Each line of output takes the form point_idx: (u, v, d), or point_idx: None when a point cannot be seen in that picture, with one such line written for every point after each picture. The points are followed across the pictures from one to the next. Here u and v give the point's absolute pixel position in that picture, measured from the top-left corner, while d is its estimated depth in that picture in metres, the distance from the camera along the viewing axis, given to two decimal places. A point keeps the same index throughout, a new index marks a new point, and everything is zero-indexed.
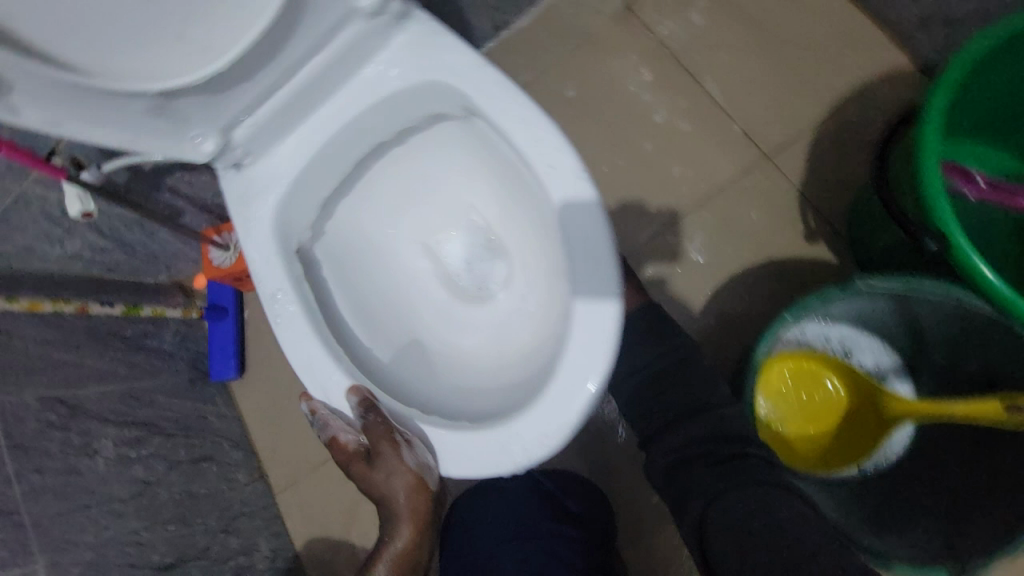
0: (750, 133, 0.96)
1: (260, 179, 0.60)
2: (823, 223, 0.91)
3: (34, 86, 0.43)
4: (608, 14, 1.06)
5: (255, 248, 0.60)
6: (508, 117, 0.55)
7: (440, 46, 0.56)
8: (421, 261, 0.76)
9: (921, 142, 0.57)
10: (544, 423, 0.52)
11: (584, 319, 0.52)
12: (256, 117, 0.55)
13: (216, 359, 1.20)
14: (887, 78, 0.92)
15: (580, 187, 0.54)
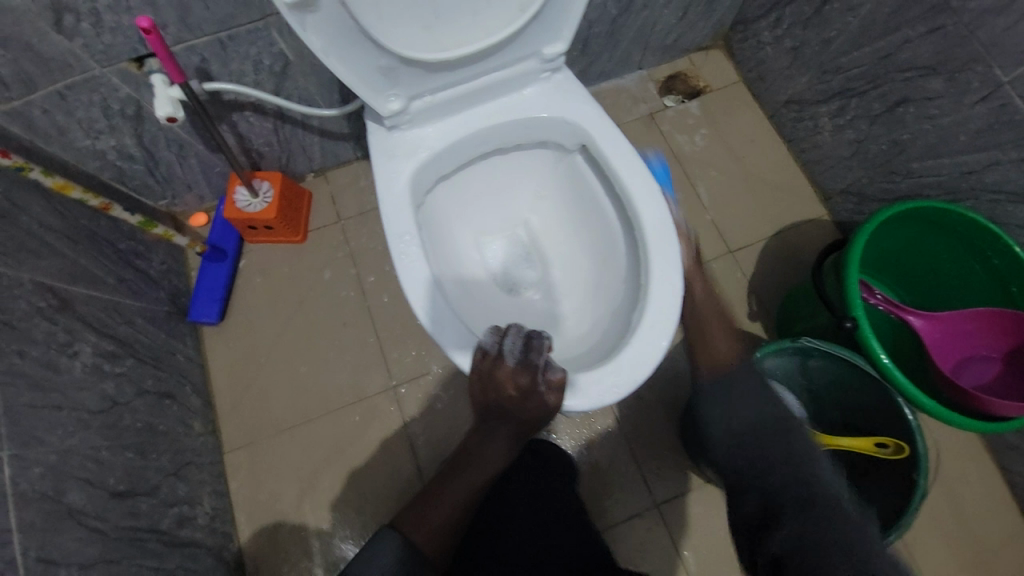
0: (722, 231, 1.27)
1: (412, 142, 0.71)
2: (761, 309, 1.22)
3: (327, 19, 0.55)
4: (635, 116, 1.37)
5: (388, 191, 0.70)
6: (618, 158, 0.75)
7: (579, 96, 0.75)
8: (475, 254, 0.91)
9: (848, 262, 0.88)
10: (613, 376, 0.67)
11: (653, 313, 0.69)
12: (435, 95, 0.69)
13: (199, 299, 1.15)
14: (818, 222, 1.27)
15: (662, 217, 0.73)
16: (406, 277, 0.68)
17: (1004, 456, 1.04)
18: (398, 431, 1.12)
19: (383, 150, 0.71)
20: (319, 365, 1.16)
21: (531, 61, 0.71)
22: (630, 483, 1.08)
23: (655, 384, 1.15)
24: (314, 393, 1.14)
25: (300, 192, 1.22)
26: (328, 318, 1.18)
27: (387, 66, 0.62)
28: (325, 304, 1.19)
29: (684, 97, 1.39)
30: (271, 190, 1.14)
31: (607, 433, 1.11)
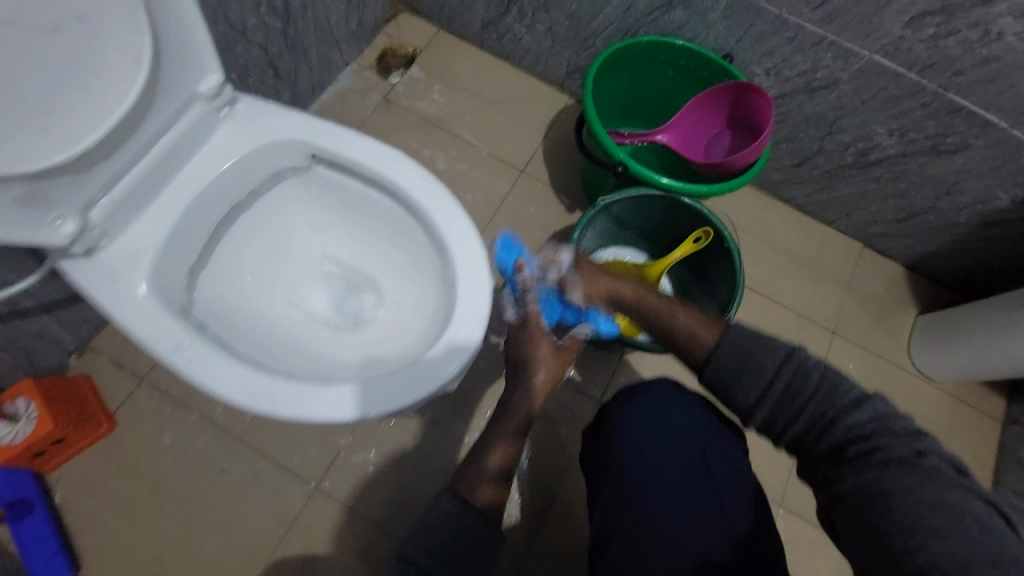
0: (505, 159, 1.35)
1: (126, 252, 0.61)
2: (574, 199, 1.33)
3: None
4: (372, 107, 1.36)
5: (134, 316, 0.60)
6: (347, 147, 0.73)
7: (273, 114, 0.71)
8: (293, 314, 0.84)
9: (590, 123, 1.00)
10: (461, 328, 0.67)
11: (461, 256, 0.71)
12: (113, 196, 0.60)
13: (34, 567, 0.91)
14: (569, 107, 1.41)
15: (415, 172, 0.73)
16: (220, 377, 0.60)
17: (779, 191, 1.30)
18: (352, 522, 1.02)
19: (98, 283, 0.60)
20: (227, 528, 1.00)
21: (195, 105, 0.65)
22: (568, 402, 1.15)
23: None
24: (241, 556, 0.98)
25: (72, 383, 1.00)
26: (203, 477, 1.02)
27: (23, 194, 0.52)
28: (189, 468, 1.02)
29: (403, 69, 1.41)
30: (33, 403, 0.91)
31: None
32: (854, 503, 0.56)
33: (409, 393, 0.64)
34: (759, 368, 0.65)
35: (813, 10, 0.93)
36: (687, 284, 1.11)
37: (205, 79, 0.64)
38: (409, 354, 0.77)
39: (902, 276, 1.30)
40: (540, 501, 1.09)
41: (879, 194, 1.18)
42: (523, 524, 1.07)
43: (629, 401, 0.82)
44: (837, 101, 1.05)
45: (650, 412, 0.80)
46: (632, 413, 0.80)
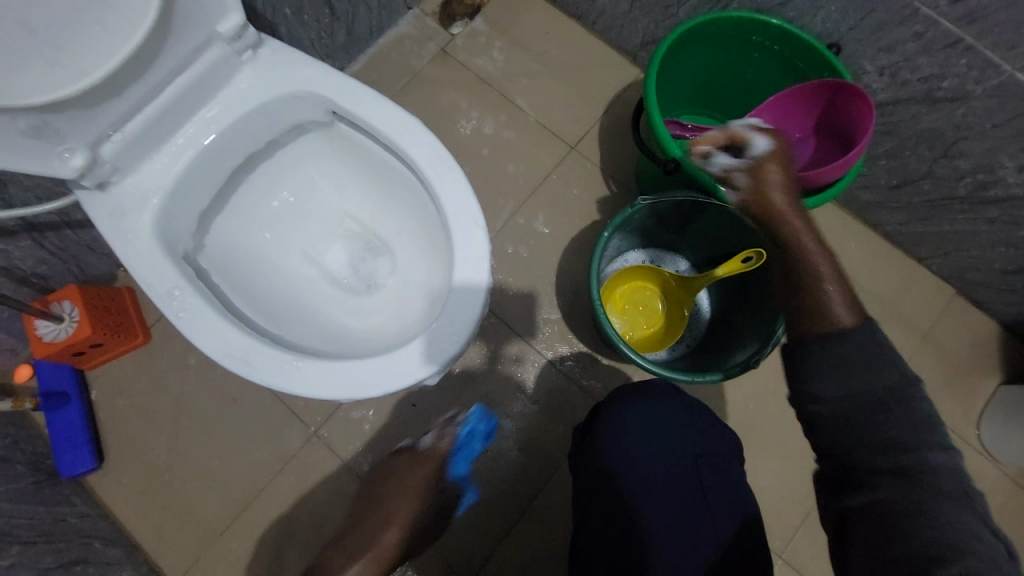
0: (556, 133, 1.25)
1: (135, 192, 0.62)
2: (622, 187, 1.22)
3: None
4: (427, 59, 1.29)
5: (135, 256, 0.61)
6: (368, 108, 0.68)
7: (297, 64, 0.67)
8: (305, 269, 0.83)
9: (649, 108, 0.88)
10: (450, 323, 0.62)
11: (463, 243, 0.65)
12: (125, 134, 0.59)
13: (64, 452, 1.03)
14: (637, 84, 1.27)
15: (431, 144, 0.68)
16: (217, 330, 0.60)
17: (866, 213, 1.12)
18: (341, 471, 1.07)
19: (106, 218, 0.62)
20: (231, 452, 1.07)
21: (215, 46, 0.62)
22: (574, 401, 1.12)
23: (559, 302, 1.15)
24: (238, 478, 1.06)
25: (116, 294, 1.08)
26: (217, 402, 1.09)
27: (32, 125, 0.52)
28: (206, 392, 1.09)
29: (467, 19, 1.31)
30: (76, 308, 0.99)
31: (536, 368, 1.13)
32: (879, 517, 0.49)
33: (382, 383, 0.61)
34: (846, 360, 0.54)
35: (953, 2, 0.74)
36: (726, 308, 0.99)
37: (225, 19, 0.61)
38: (406, 334, 0.74)
39: (994, 335, 1.11)
40: (525, 491, 1.07)
41: (990, 237, 0.98)
42: (503, 509, 1.06)
43: (627, 410, 0.75)
44: (961, 119, 0.85)
45: (636, 422, 0.74)
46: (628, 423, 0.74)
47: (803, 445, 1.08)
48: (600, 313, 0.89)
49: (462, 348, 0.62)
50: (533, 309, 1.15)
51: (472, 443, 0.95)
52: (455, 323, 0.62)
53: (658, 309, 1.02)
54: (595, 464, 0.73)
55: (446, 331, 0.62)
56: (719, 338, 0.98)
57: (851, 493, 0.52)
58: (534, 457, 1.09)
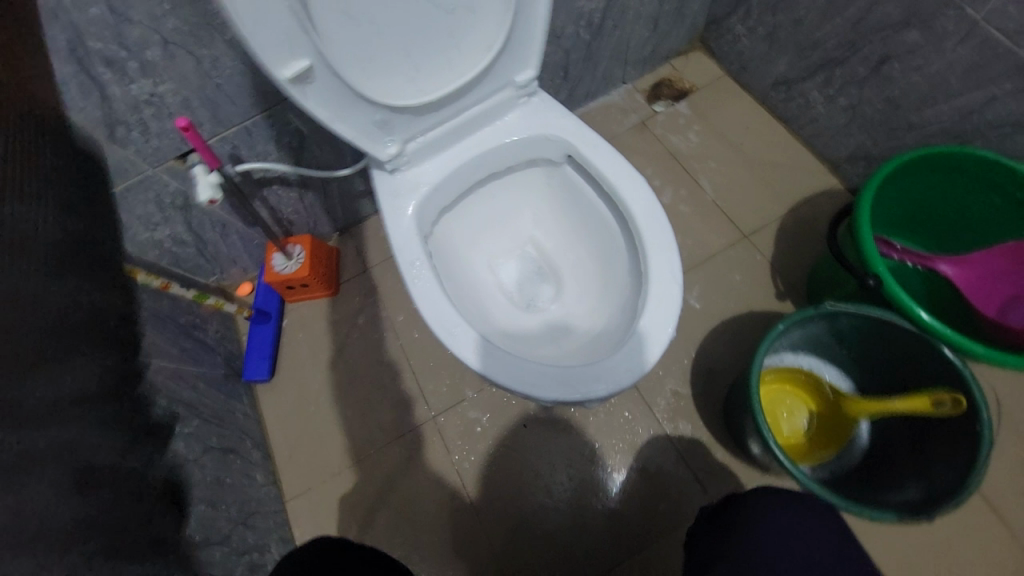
0: (733, 218, 1.28)
1: (413, 179, 0.80)
2: (790, 287, 1.19)
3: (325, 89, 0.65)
4: (627, 127, 1.42)
5: (398, 226, 0.77)
6: (602, 160, 0.80)
7: (556, 114, 0.82)
8: (488, 276, 0.96)
9: (858, 220, 0.87)
10: (626, 359, 0.69)
11: (656, 294, 0.72)
12: (425, 138, 0.78)
13: (250, 359, 1.26)
14: (831, 193, 1.26)
15: (648, 201, 0.77)
16: (438, 300, 0.74)
17: None
18: (444, 461, 1.15)
19: (387, 193, 0.79)
20: (364, 408, 1.22)
21: (506, 90, 0.79)
22: (681, 483, 1.08)
23: (693, 379, 1.14)
24: (362, 431, 1.20)
25: (328, 250, 1.32)
26: (369, 361, 1.26)
27: (381, 119, 0.72)
28: (362, 350, 1.27)
29: (673, 101, 1.43)
30: (303, 252, 1.24)
31: (651, 435, 1.11)
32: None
33: (551, 388, 0.68)
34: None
35: None
36: (891, 448, 0.89)
37: (523, 72, 0.78)
38: (567, 355, 0.80)
39: None
40: (605, 558, 1.05)
41: None
42: (580, 566, 1.05)
43: (785, 518, 0.65)
44: None
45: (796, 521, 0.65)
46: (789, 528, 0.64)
47: None
48: (750, 400, 0.86)
49: (628, 384, 0.68)
50: (665, 376, 1.15)
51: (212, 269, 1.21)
52: (634, 358, 0.69)
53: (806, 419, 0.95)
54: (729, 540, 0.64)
55: (621, 364, 0.69)
56: (875, 476, 0.88)
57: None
58: (625, 521, 1.06)
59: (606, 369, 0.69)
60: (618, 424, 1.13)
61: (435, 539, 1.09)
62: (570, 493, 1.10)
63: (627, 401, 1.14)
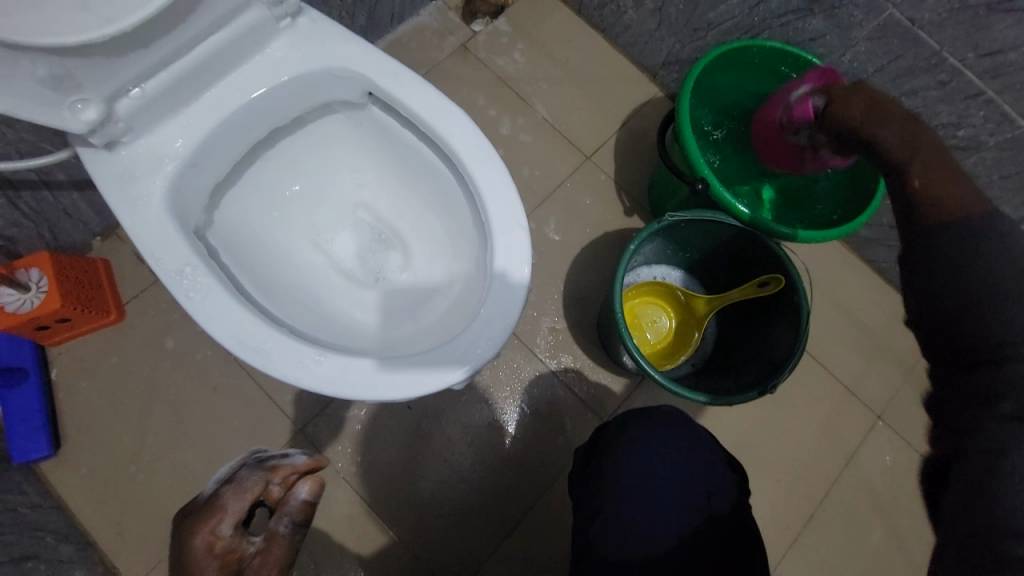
0: (573, 141, 1.24)
1: (150, 157, 0.57)
2: (635, 201, 1.22)
3: None
4: (448, 52, 1.26)
5: (145, 225, 0.55)
6: (408, 92, 0.65)
7: (336, 38, 0.64)
8: (312, 256, 0.78)
9: (681, 122, 0.88)
10: (486, 328, 0.61)
11: (504, 246, 0.63)
12: (146, 93, 0.54)
13: (16, 436, 0.93)
14: (655, 101, 1.28)
15: (473, 138, 0.66)
16: (227, 311, 0.55)
17: (864, 249, 1.18)
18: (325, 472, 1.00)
19: (113, 180, 0.56)
20: (206, 447, 0.99)
21: (254, 8, 0.57)
22: (574, 412, 1.09)
23: (566, 311, 1.13)
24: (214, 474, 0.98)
25: (90, 265, 0.99)
26: (196, 389, 1.01)
27: (53, 73, 0.47)
28: (184, 378, 1.01)
29: (490, 17, 1.28)
30: (45, 277, 0.91)
31: (538, 376, 1.10)
32: (984, 468, 0.39)
33: (411, 383, 0.58)
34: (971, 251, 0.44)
35: (980, 57, 0.78)
36: (733, 330, 0.99)
37: None
38: (424, 334, 0.70)
39: None
40: (518, 506, 1.03)
41: None
42: (495, 522, 1.02)
43: (632, 441, 0.72)
44: (971, 167, 0.89)
45: (658, 447, 0.70)
46: (635, 453, 0.70)
47: (796, 469, 1.09)
48: (619, 325, 0.87)
49: (491, 356, 0.61)
50: (540, 316, 1.13)
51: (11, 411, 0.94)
52: (496, 322, 0.61)
53: (666, 324, 1.01)
54: (605, 475, 0.70)
55: (480, 334, 0.61)
56: (725, 359, 0.98)
57: (949, 440, 0.42)
58: (530, 466, 1.06)
59: (463, 343, 0.61)
60: (504, 375, 1.09)
61: (338, 558, 0.97)
62: (469, 458, 1.05)
63: (508, 350, 1.10)
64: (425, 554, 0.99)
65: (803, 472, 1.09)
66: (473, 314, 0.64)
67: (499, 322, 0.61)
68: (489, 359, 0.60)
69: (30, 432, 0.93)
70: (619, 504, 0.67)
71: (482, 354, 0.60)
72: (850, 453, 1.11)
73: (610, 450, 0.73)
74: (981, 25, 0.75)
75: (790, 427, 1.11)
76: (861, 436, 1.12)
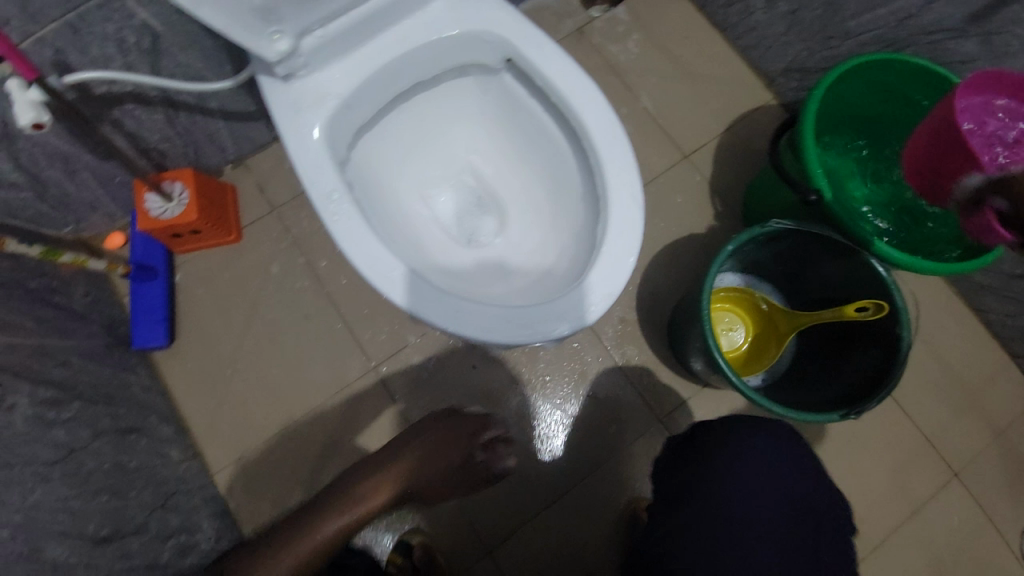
0: (673, 138, 1.23)
1: (318, 91, 0.63)
2: (727, 207, 1.19)
3: None
4: (563, 34, 1.28)
5: (307, 150, 0.62)
6: (549, 62, 0.68)
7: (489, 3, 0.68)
8: (419, 208, 0.84)
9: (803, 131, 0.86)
10: (589, 295, 0.63)
11: (617, 221, 0.65)
12: (326, 32, 0.61)
13: (140, 324, 1.07)
14: (767, 108, 1.24)
15: (602, 113, 0.68)
16: (365, 237, 0.62)
17: (972, 295, 1.10)
18: (390, 412, 1.08)
19: (286, 107, 0.63)
20: (292, 366, 1.09)
21: None
22: (629, 404, 1.10)
23: (638, 305, 1.14)
24: (295, 392, 1.08)
25: (221, 187, 1.12)
26: (290, 313, 1.11)
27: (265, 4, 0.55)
28: (282, 302, 1.12)
29: (610, 5, 1.29)
30: (186, 189, 1.03)
31: (600, 362, 1.11)
32: None
33: (513, 332, 0.62)
34: None
35: None
36: (813, 352, 0.97)
37: None
38: (518, 295, 0.73)
39: None
40: (562, 481, 1.06)
41: None
42: (538, 492, 1.06)
43: (742, 441, 0.71)
44: None
45: (770, 449, 0.70)
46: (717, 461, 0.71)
47: (853, 508, 1.05)
48: (700, 323, 0.87)
49: (589, 323, 0.63)
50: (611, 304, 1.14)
51: (139, 301, 1.08)
52: (599, 291, 0.64)
53: (742, 333, 0.99)
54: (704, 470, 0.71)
55: (583, 300, 0.63)
56: (799, 380, 0.95)
57: None
58: (578, 446, 1.08)
59: (566, 305, 0.64)
60: (568, 356, 1.12)
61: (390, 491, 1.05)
62: (522, 427, 1.08)
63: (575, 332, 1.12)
64: (468, 506, 1.05)
65: (859, 512, 1.05)
66: (577, 281, 0.66)
67: (601, 291, 0.63)
68: (588, 325, 0.63)
69: (151, 323, 1.07)
70: (719, 499, 0.67)
71: (581, 318, 0.63)
72: (916, 505, 1.05)
73: (715, 444, 0.73)
74: None
75: (854, 464, 1.07)
76: (931, 490, 1.05)
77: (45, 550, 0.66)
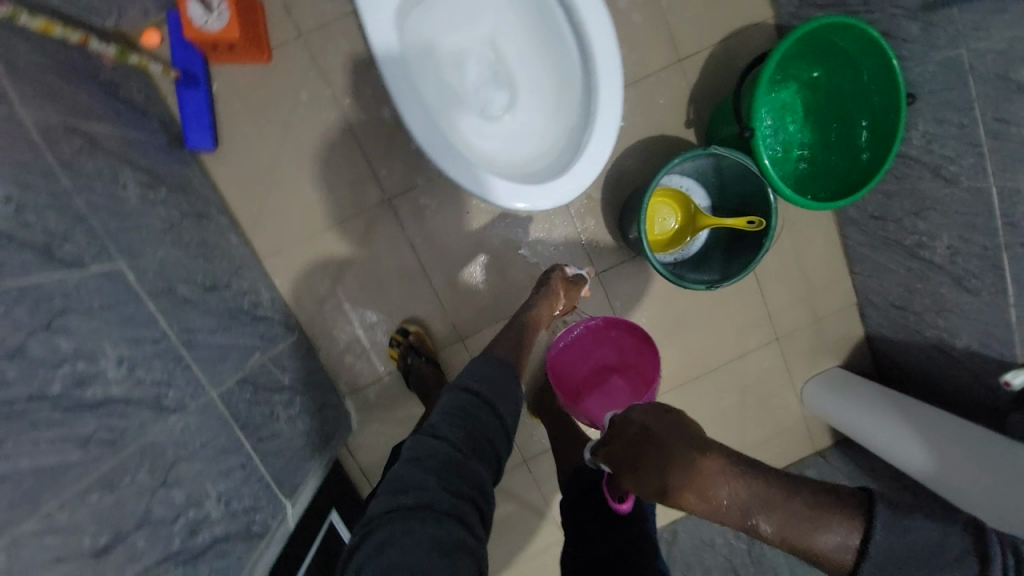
0: (673, 39, 1.37)
1: None
2: (697, 115, 1.41)
3: None
4: None
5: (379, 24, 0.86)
6: None
7: None
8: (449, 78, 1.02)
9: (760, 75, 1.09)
10: (568, 179, 0.91)
11: (599, 127, 0.90)
12: None
13: (191, 127, 1.24)
14: (761, 26, 1.37)
15: (607, 36, 0.89)
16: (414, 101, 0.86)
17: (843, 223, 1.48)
18: (399, 235, 1.39)
19: None
20: (321, 185, 1.34)
21: None
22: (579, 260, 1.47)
23: (605, 186, 1.43)
24: (324, 206, 1.35)
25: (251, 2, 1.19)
26: (319, 141, 1.31)
27: None
28: (311, 128, 1.31)
29: None
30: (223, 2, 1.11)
31: (566, 226, 1.44)
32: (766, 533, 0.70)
33: (511, 195, 0.89)
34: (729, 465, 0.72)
35: (995, 118, 0.99)
36: (715, 246, 1.35)
37: None
38: (517, 169, 0.99)
39: (858, 339, 1.59)
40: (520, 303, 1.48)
41: (899, 278, 1.37)
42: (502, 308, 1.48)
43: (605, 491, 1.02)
44: (944, 196, 1.16)
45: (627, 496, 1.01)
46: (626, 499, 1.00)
47: (706, 349, 1.57)
48: (640, 212, 1.20)
49: (566, 200, 0.92)
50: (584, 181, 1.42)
51: (188, 106, 1.23)
52: (576, 177, 0.91)
53: (672, 224, 1.34)
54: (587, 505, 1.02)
55: (564, 181, 0.91)
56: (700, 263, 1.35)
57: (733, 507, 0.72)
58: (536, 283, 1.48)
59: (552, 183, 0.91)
60: (542, 216, 1.43)
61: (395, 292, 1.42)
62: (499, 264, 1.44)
63: None
64: (451, 310, 1.44)
65: (710, 352, 1.57)
66: (563, 169, 0.93)
67: (578, 179, 0.91)
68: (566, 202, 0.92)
69: (201, 128, 1.24)
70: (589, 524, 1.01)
71: (559, 194, 0.91)
72: (747, 353, 1.58)
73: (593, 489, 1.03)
74: (1009, 95, 0.94)
75: (717, 323, 1.55)
76: (760, 346, 1.58)
77: (174, 289, 1.00)
